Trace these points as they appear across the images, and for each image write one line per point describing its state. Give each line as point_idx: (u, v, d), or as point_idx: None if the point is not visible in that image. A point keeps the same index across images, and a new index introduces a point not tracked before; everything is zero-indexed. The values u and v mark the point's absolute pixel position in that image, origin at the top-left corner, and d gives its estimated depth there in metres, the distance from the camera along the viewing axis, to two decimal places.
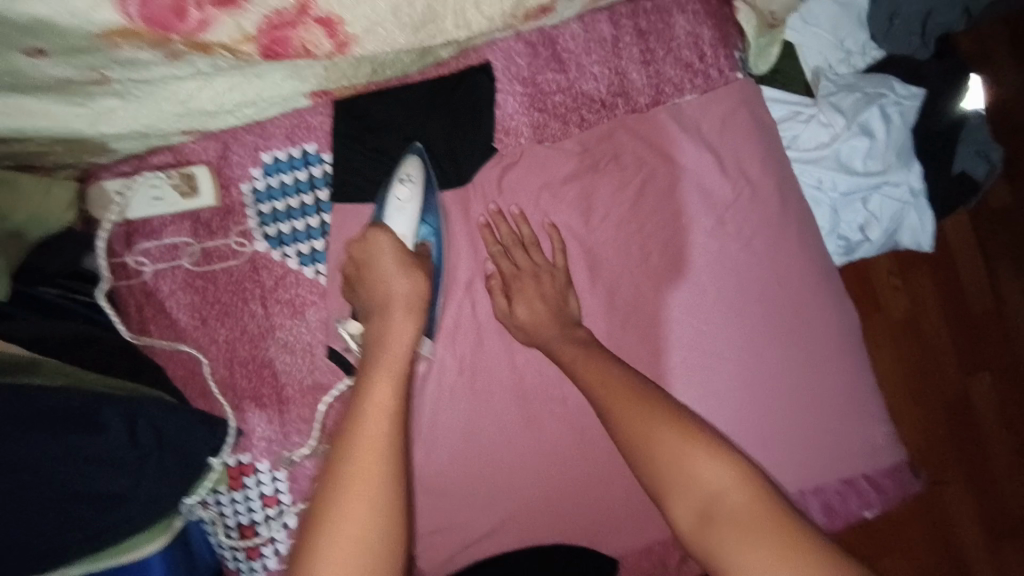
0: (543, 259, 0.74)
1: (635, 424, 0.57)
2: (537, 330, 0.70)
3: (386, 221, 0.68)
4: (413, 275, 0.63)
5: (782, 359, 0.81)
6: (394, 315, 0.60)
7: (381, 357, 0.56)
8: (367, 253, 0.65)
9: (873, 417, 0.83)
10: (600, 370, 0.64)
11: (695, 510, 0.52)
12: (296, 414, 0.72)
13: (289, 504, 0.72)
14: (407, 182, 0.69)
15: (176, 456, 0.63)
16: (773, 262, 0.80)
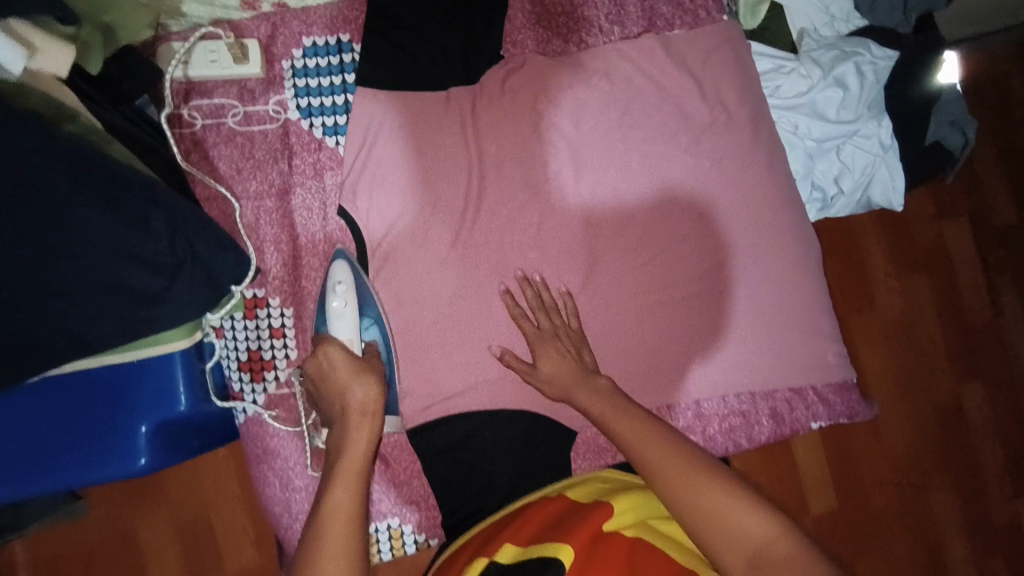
0: (564, 322, 0.84)
1: (682, 489, 0.66)
2: (560, 383, 0.80)
3: (329, 332, 0.82)
4: (364, 379, 0.74)
5: (742, 270, 0.89)
6: (352, 423, 0.72)
7: (339, 464, 0.68)
8: (321, 368, 0.76)
9: (825, 336, 0.90)
10: (633, 421, 0.73)
11: (744, 557, 0.61)
12: (308, 261, 0.85)
13: (292, 337, 0.85)
14: (339, 286, 0.82)
15: (203, 270, 0.75)
16: (740, 181, 0.89)
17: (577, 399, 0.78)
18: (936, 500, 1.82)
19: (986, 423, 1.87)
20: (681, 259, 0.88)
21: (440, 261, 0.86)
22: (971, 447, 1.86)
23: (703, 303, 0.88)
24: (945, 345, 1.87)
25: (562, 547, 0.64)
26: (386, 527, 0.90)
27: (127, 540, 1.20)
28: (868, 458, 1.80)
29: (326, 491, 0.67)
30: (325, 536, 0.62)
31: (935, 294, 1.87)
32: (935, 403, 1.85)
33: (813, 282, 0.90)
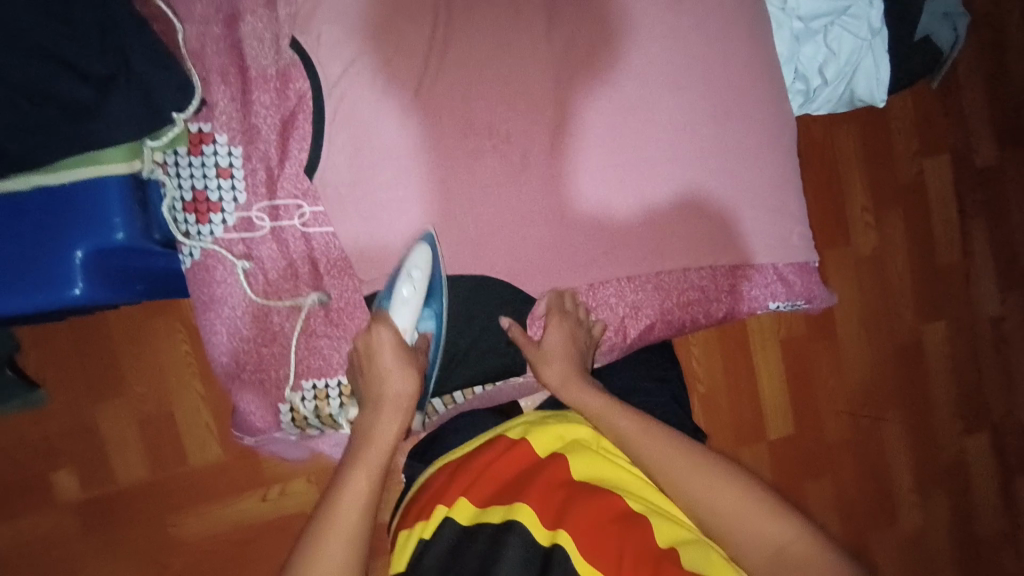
0: (580, 338, 0.87)
1: (643, 444, 0.78)
2: (558, 370, 0.85)
3: (390, 313, 0.83)
4: (408, 371, 0.81)
5: (714, 140, 0.87)
6: (385, 414, 0.80)
7: (371, 448, 0.77)
8: (370, 348, 0.81)
9: (790, 213, 0.91)
10: (569, 371, 0.85)
11: (766, 553, 0.71)
12: (258, 96, 0.79)
13: (240, 180, 0.79)
14: (408, 280, 0.80)
15: (143, 89, 0.71)
16: (721, 45, 0.87)
17: (548, 341, 0.84)
18: (889, 429, 1.89)
19: (945, 360, 1.92)
20: (654, 126, 0.85)
21: (401, 108, 0.80)
22: (928, 382, 1.91)
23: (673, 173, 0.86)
24: (914, 282, 1.89)
25: (521, 508, 0.72)
26: (336, 385, 0.85)
27: (81, 422, 1.18)
28: (827, 386, 1.85)
29: (346, 472, 0.76)
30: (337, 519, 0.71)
31: (908, 232, 1.88)
32: (898, 338, 1.89)
33: (783, 160, 0.90)
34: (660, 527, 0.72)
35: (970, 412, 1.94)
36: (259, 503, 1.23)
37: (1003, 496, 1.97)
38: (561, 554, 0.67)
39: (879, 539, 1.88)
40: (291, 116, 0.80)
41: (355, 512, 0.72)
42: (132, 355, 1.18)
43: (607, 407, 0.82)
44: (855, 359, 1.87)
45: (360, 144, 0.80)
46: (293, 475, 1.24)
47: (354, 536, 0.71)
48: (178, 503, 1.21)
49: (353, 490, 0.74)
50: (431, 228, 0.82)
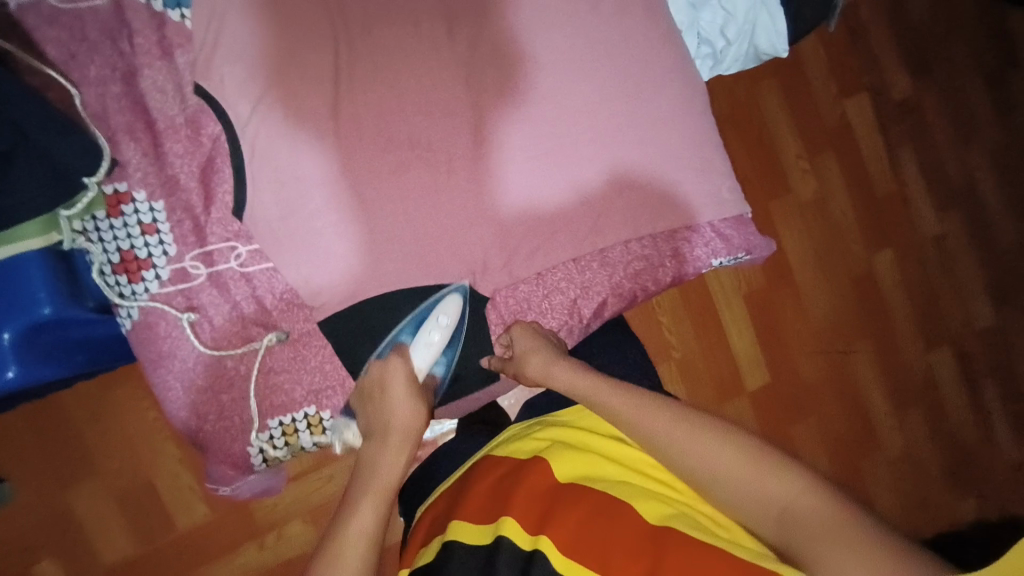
0: (551, 338, 0.89)
1: (637, 413, 0.76)
2: (535, 362, 0.84)
3: (410, 351, 0.85)
4: (415, 408, 0.82)
5: (630, 114, 0.89)
6: (393, 449, 0.80)
7: (378, 479, 0.77)
8: (382, 378, 0.83)
9: (716, 171, 0.93)
10: (553, 356, 0.84)
11: (769, 514, 0.65)
12: (171, 147, 0.78)
13: (167, 233, 0.78)
14: (438, 328, 0.85)
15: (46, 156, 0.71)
16: (620, 23, 0.90)
17: (524, 345, 0.86)
18: (859, 361, 1.97)
19: (899, 287, 2.00)
20: (571, 111, 0.87)
21: (320, 134, 0.80)
22: (887, 310, 1.99)
23: (604, 158, 0.88)
24: (857, 218, 1.97)
25: (504, 521, 0.71)
26: (304, 417, 0.84)
27: (56, 508, 1.14)
28: (794, 330, 1.92)
29: (355, 505, 0.74)
30: (351, 536, 0.70)
31: (843, 171, 1.96)
32: (851, 273, 1.96)
33: (700, 123, 0.93)
34: (650, 507, 0.70)
35: (931, 330, 2.03)
36: (257, 553, 1.20)
37: (977, 403, 2.06)
38: (541, 559, 0.66)
39: (870, 467, 1.95)
40: (208, 162, 0.80)
41: (359, 548, 0.69)
42: (96, 430, 1.15)
43: (598, 381, 0.81)
44: (816, 301, 1.93)
45: (284, 177, 0.80)
46: (288, 519, 1.21)
47: (362, 571, 0.68)
48: (172, 570, 1.18)
49: (361, 519, 0.72)
50: (466, 281, 0.86)
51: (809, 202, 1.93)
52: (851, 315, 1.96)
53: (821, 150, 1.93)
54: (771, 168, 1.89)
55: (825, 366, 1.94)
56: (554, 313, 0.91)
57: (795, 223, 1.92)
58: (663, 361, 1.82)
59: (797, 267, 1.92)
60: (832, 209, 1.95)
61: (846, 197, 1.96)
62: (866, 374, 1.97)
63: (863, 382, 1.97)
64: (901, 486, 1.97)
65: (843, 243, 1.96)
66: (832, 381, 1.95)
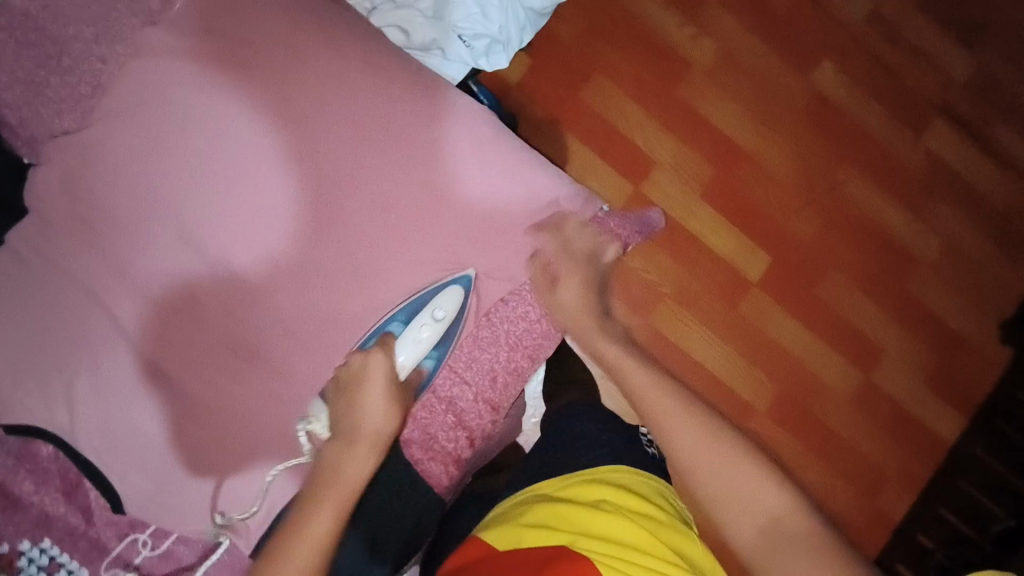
0: (577, 259, 0.83)
1: (659, 398, 0.77)
2: (578, 311, 0.84)
3: (398, 349, 0.78)
4: (389, 415, 0.76)
5: (419, 182, 0.79)
6: (360, 449, 0.75)
7: (342, 485, 0.73)
8: (354, 383, 0.76)
9: (542, 182, 0.83)
10: (580, 318, 0.84)
11: (759, 527, 0.68)
12: (18, 486, 0.75)
13: (70, 561, 0.77)
14: (429, 323, 0.78)
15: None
16: (356, 99, 0.78)
17: (562, 297, 0.83)
18: (853, 190, 1.77)
19: (858, 91, 1.78)
20: (367, 202, 0.78)
21: (136, 394, 0.75)
22: (853, 122, 1.78)
23: (484, 187, 0.81)
24: (774, 52, 1.75)
25: None
26: None
27: None
28: (768, 198, 1.74)
29: (315, 505, 0.71)
30: (312, 523, 0.70)
31: (734, 13, 1.74)
32: (797, 109, 1.76)
33: (498, 152, 0.82)
34: None
35: (912, 115, 1.79)
36: None
37: (1005, 158, 1.81)
38: None
39: (920, 284, 1.77)
40: (65, 478, 0.76)
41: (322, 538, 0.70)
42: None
43: (664, 382, 0.80)
44: (776, 158, 1.75)
45: (130, 454, 0.75)
46: None
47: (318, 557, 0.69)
48: None
49: (321, 522, 0.70)
50: (473, 271, 0.81)
51: (714, 65, 1.72)
52: (819, 149, 1.76)
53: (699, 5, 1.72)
54: (657, 56, 1.70)
55: (821, 213, 1.76)
56: (467, 418, 0.84)
57: (712, 93, 1.72)
58: (658, 301, 1.70)
59: (737, 137, 1.73)
60: (744, 55, 1.74)
61: (748, 37, 1.74)
62: (866, 195, 1.77)
63: (868, 207, 1.77)
64: (964, 286, 1.78)
65: (772, 83, 1.75)
66: (836, 225, 1.76)
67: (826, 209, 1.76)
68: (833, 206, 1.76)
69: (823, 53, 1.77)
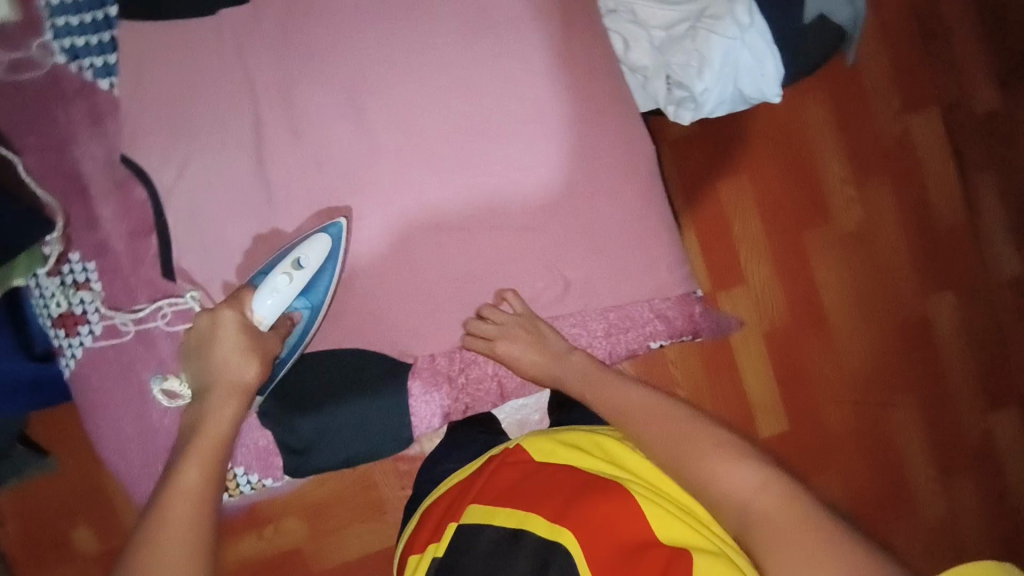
0: (504, 316, 0.83)
1: (633, 409, 0.78)
2: (541, 372, 0.85)
3: (257, 296, 0.79)
4: (249, 354, 0.77)
5: (564, 179, 0.83)
6: (215, 399, 0.75)
7: (202, 436, 0.73)
8: (208, 329, 0.77)
9: (660, 240, 0.86)
10: (520, 357, 0.85)
11: (733, 512, 0.67)
12: (102, 209, 0.81)
13: (97, 291, 0.82)
14: (287, 273, 0.79)
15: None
16: (557, 81, 0.82)
17: (501, 347, 0.84)
18: (900, 418, 1.73)
19: (960, 334, 1.74)
20: (514, 166, 0.83)
21: (241, 198, 0.82)
22: (939, 361, 1.73)
23: (614, 214, 0.84)
24: (909, 256, 1.71)
25: (530, 517, 0.74)
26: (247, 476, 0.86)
27: (87, 485, 1.17)
28: (823, 377, 1.70)
29: (177, 470, 0.70)
30: (173, 502, 0.67)
31: (898, 198, 1.70)
32: (898, 318, 1.72)
33: (638, 192, 0.85)
34: (667, 528, 0.69)
35: (994, 390, 1.76)
36: (256, 541, 1.23)
37: None
38: (564, 553, 0.69)
39: (902, 537, 1.71)
40: (139, 225, 0.82)
41: (188, 503, 0.67)
42: (71, 449, 1.16)
43: (647, 400, 0.79)
44: (851, 346, 1.71)
45: (206, 240, 0.82)
46: (285, 514, 1.24)
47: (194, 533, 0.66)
48: None
49: (189, 483, 0.69)
50: (341, 220, 0.81)
51: (850, 233, 1.69)
52: (895, 364, 1.73)
53: (876, 173, 1.68)
54: (812, 194, 1.66)
55: (862, 420, 1.71)
56: (473, 386, 0.89)
57: (836, 254, 1.69)
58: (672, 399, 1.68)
59: (831, 307, 1.69)
60: (886, 242, 1.71)
61: (893, 226, 1.71)
62: (909, 430, 1.73)
63: (904, 442, 1.73)
64: (937, 561, 1.72)
65: (889, 282, 1.71)
66: (867, 437, 1.71)
67: (868, 419, 1.72)
68: (875, 421, 1.72)
69: (952, 283, 1.73)
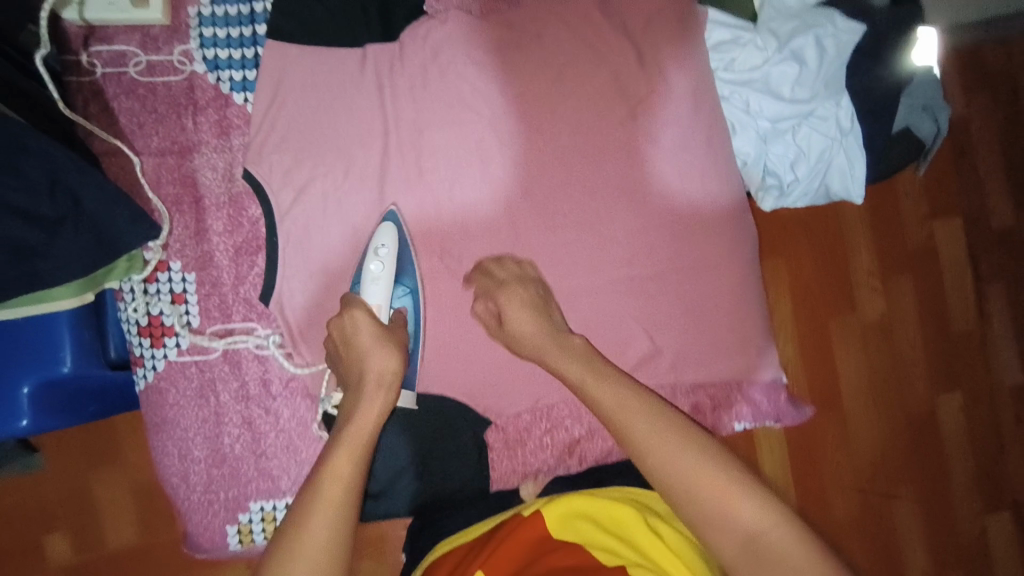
0: (535, 290, 0.79)
1: (669, 454, 0.62)
2: (531, 347, 0.75)
3: (362, 294, 0.77)
4: (387, 346, 0.72)
5: (674, 255, 0.83)
6: (367, 393, 0.70)
7: (349, 427, 0.66)
8: (348, 328, 0.74)
9: (758, 327, 0.86)
10: (536, 344, 0.74)
11: (738, 541, 0.57)
12: (212, 223, 0.79)
13: (193, 305, 0.80)
14: (379, 255, 0.78)
15: (102, 228, 0.71)
16: (679, 158, 0.84)
17: (513, 317, 0.76)
18: (903, 517, 1.46)
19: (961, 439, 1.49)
20: (627, 236, 0.83)
21: (353, 231, 0.80)
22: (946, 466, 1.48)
23: (719, 297, 0.83)
24: (932, 356, 1.48)
25: None
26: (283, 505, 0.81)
27: (72, 484, 0.97)
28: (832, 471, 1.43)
29: (324, 467, 0.62)
30: (315, 513, 0.59)
31: (918, 289, 1.47)
32: (905, 415, 1.47)
33: (745, 273, 0.85)
34: None
35: (1004, 497, 1.52)
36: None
37: None
38: None
39: None
40: (246, 243, 0.80)
41: (331, 501, 0.60)
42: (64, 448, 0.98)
43: (685, 429, 0.65)
44: (865, 436, 1.44)
45: (307, 268, 0.79)
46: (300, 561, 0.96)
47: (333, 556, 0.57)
48: None
49: (332, 496, 0.60)
50: (394, 207, 0.81)
51: (862, 317, 1.44)
52: (917, 467, 1.47)
53: (928, 260, 1.46)
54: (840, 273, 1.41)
55: (871, 523, 1.45)
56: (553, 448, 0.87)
57: (853, 341, 1.43)
58: None
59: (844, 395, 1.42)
60: (907, 334, 1.46)
61: (928, 314, 1.47)
62: (914, 540, 1.46)
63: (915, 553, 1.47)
64: None
65: (900, 375, 1.46)
66: (881, 541, 1.45)
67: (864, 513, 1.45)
68: (884, 521, 1.45)
69: (969, 382, 1.50)
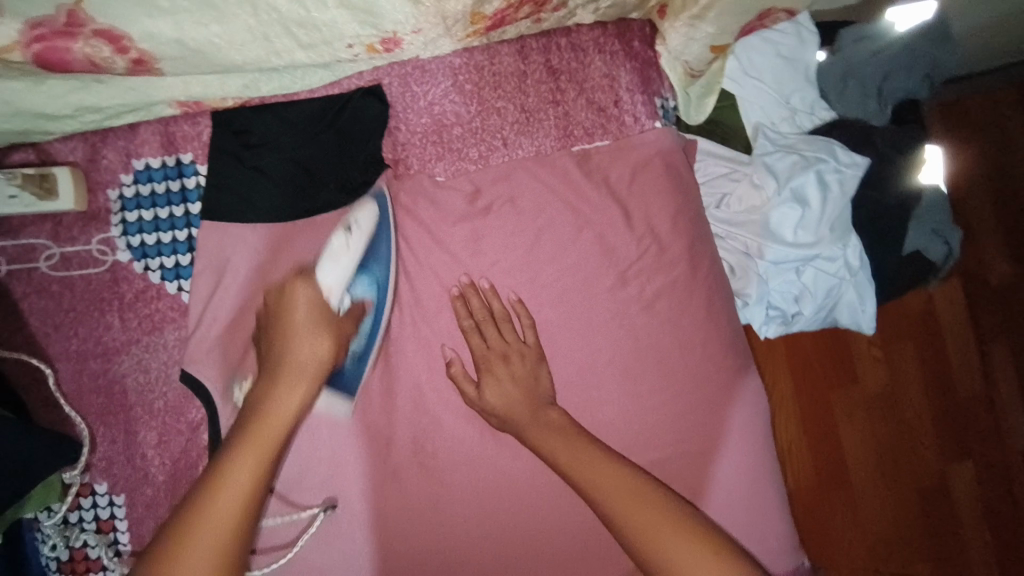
0: (514, 336, 0.70)
1: (619, 494, 0.59)
2: (511, 417, 0.67)
3: (318, 272, 0.65)
4: (320, 337, 0.62)
5: (676, 437, 0.74)
6: (284, 382, 0.59)
7: (259, 424, 0.56)
8: (285, 301, 0.63)
9: (776, 507, 0.76)
10: (543, 429, 0.65)
11: None
12: (143, 436, 0.69)
13: (122, 531, 0.69)
14: (353, 231, 0.66)
15: (10, 458, 0.56)
16: (674, 326, 0.75)
17: (490, 397, 0.68)
18: None
19: (983, 534, 1.09)
20: (624, 421, 0.73)
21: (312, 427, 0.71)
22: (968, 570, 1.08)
23: (729, 481, 0.75)
24: (934, 428, 1.10)
25: None
26: None
27: None
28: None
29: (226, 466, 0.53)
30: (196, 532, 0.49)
31: (914, 350, 1.11)
32: (916, 502, 1.08)
33: (757, 451, 0.76)
34: None
35: None
36: None
37: None
38: None
39: None
40: (182, 457, 0.69)
41: (244, 492, 0.52)
42: None
43: (644, 486, 0.60)
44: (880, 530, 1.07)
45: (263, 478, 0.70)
46: None
47: (235, 531, 0.51)
48: None
49: (239, 469, 0.53)
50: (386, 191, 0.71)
51: (885, 387, 1.09)
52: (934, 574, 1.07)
53: (933, 322, 1.12)
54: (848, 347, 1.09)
55: None
56: None
57: (878, 417, 1.09)
58: None
59: (860, 482, 1.07)
60: (933, 408, 1.10)
61: (960, 380, 1.11)
62: None
63: None
64: None
65: (924, 458, 1.09)
66: None
67: None
68: None
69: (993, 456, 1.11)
